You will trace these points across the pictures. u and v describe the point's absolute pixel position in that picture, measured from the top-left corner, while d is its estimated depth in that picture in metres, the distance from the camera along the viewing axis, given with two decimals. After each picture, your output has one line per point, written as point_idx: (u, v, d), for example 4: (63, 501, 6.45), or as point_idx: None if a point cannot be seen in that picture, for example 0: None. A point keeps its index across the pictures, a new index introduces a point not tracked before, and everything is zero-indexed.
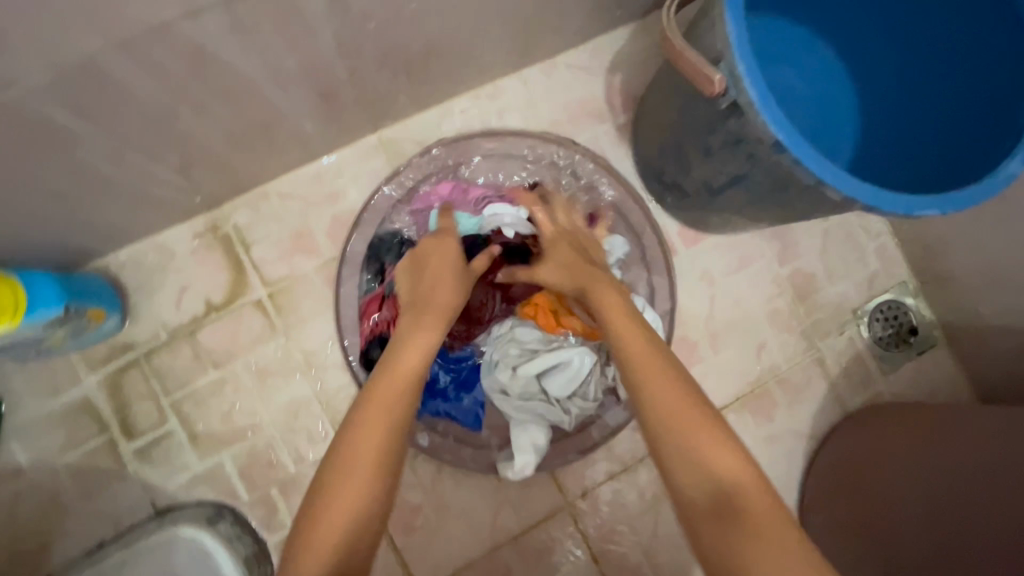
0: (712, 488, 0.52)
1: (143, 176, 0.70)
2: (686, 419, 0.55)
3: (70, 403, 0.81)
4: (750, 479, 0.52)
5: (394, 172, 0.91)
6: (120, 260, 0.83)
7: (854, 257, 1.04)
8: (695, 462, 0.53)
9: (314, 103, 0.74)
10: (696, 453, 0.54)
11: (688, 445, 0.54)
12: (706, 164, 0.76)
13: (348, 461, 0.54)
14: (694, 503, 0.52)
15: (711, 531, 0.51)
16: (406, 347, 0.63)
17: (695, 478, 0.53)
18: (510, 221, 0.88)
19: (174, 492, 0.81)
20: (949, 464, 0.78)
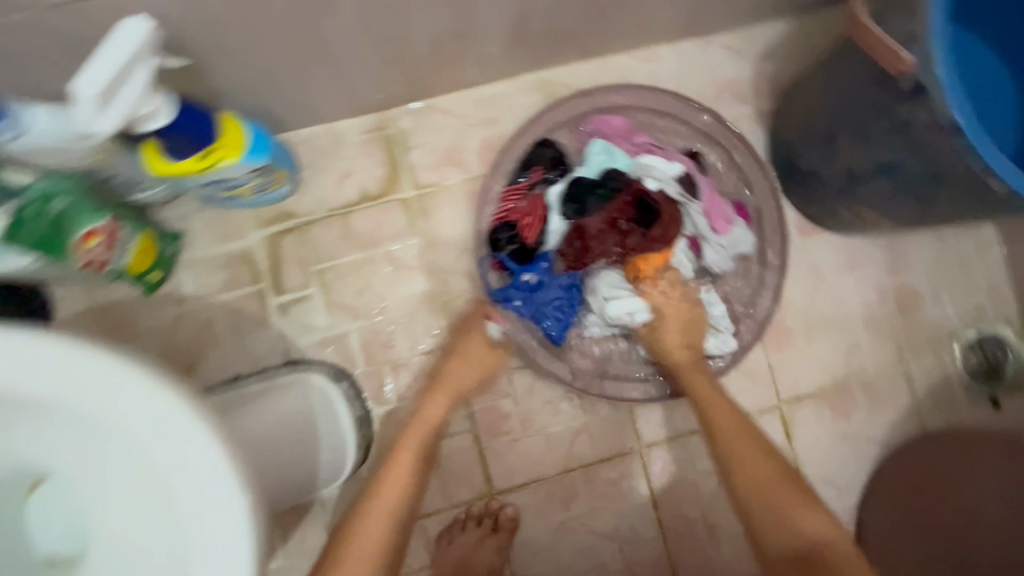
0: (778, 506, 0.73)
1: (354, 62, 0.79)
2: (752, 460, 0.77)
3: (235, 251, 0.92)
4: (805, 499, 0.74)
5: (562, 100, 0.96)
6: (299, 138, 0.94)
7: (963, 283, 1.05)
8: (765, 489, 0.75)
9: (508, 28, 0.81)
10: (765, 483, 0.75)
11: (757, 478, 0.76)
12: (858, 150, 0.80)
13: (386, 478, 0.78)
14: (762, 518, 0.73)
15: (778, 536, 0.71)
16: (432, 402, 0.87)
17: (761, 499, 0.74)
18: (658, 174, 0.90)
19: (305, 349, 0.92)
20: None
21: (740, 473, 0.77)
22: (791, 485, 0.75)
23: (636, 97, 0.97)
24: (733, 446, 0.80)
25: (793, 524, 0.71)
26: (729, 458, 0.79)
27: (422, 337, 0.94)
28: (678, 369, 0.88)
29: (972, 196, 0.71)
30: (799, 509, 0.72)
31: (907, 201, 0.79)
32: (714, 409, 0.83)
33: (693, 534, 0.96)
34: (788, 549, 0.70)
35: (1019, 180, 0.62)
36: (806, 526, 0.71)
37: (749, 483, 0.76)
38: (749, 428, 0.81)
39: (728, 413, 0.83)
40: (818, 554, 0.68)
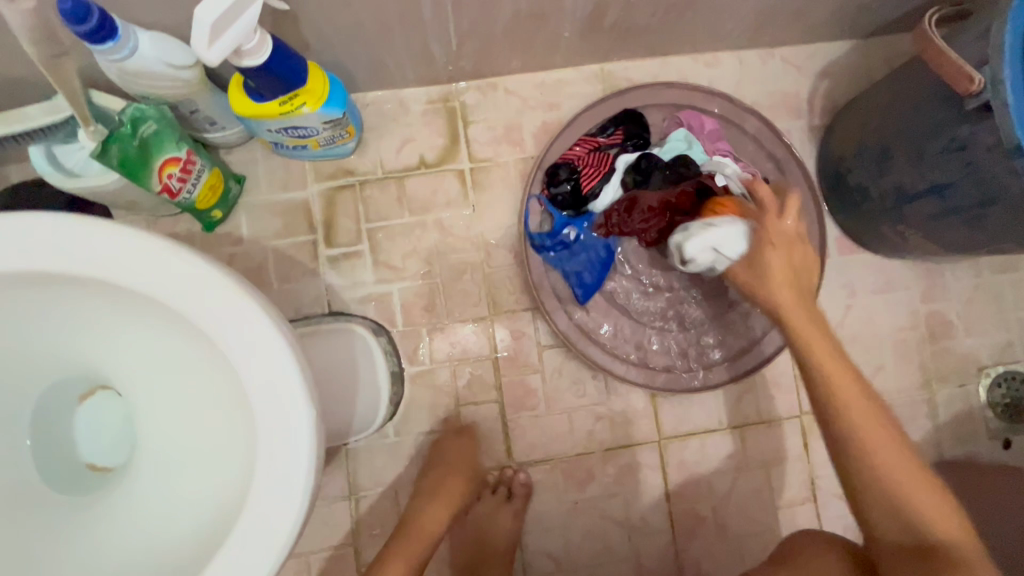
0: (898, 491, 0.60)
1: (437, 31, 0.83)
2: (873, 430, 0.62)
3: (292, 200, 0.95)
4: (923, 474, 0.61)
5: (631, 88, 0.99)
6: (366, 100, 0.97)
7: (996, 319, 1.06)
8: (884, 469, 0.61)
9: (585, 15, 0.84)
10: (885, 459, 0.61)
11: (876, 455, 0.61)
12: (912, 169, 0.82)
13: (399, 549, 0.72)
14: (874, 500, 0.61)
15: (892, 522, 0.61)
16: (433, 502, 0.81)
17: (878, 479, 0.61)
18: (730, 174, 0.89)
19: (347, 302, 0.94)
20: None
21: (856, 445, 0.62)
22: (916, 463, 0.61)
23: (702, 95, 1.00)
24: (852, 412, 0.63)
25: (914, 513, 0.59)
26: (841, 427, 0.63)
27: (461, 305, 0.96)
28: (778, 312, 0.69)
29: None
30: (924, 496, 0.60)
31: (954, 224, 0.81)
32: (828, 369, 0.65)
33: (702, 531, 0.98)
34: (901, 537, 0.60)
35: None
36: (928, 517, 0.59)
37: (866, 460, 0.61)
38: (868, 390, 0.64)
39: (845, 371, 0.65)
40: (939, 551, 0.58)
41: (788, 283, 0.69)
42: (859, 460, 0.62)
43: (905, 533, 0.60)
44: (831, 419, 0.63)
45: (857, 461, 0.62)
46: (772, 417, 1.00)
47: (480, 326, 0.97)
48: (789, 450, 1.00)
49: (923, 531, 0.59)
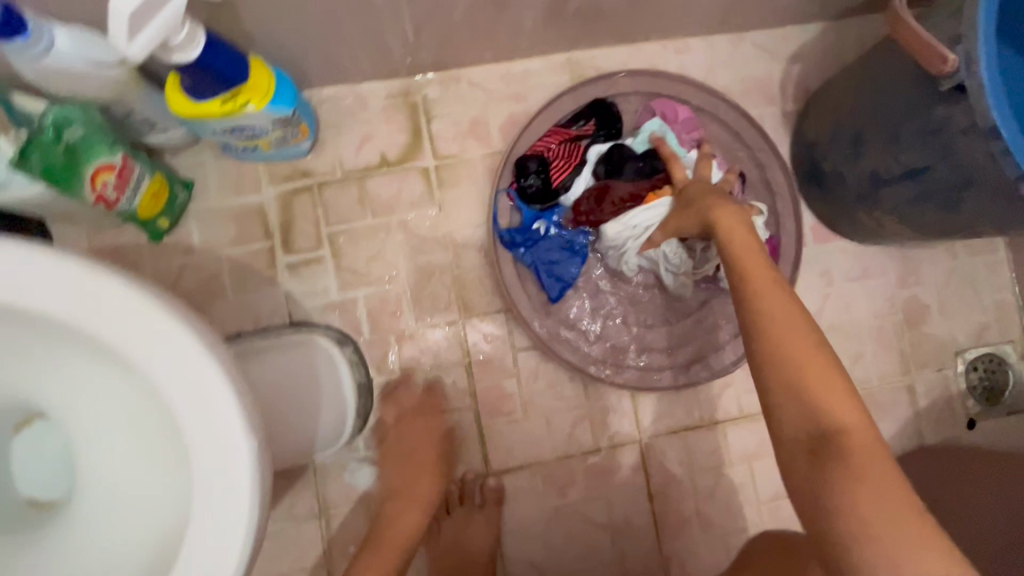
0: (803, 379, 0.56)
1: (391, 20, 0.78)
2: (785, 323, 0.60)
3: (246, 205, 0.90)
4: (835, 374, 0.57)
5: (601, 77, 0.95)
6: (321, 96, 0.92)
7: (972, 301, 1.06)
8: (794, 362, 0.57)
9: (548, 0, 0.80)
10: (792, 348, 0.58)
11: (783, 341, 0.58)
12: (886, 154, 0.80)
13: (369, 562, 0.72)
14: (780, 390, 0.57)
15: (795, 417, 0.56)
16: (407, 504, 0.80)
17: (783, 367, 0.57)
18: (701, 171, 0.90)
19: (310, 311, 0.90)
20: None
21: (766, 332, 0.60)
22: (832, 364, 0.57)
23: (674, 82, 0.97)
24: (767, 303, 0.62)
25: (818, 407, 0.55)
26: (755, 314, 0.61)
27: (431, 309, 0.92)
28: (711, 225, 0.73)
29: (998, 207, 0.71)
30: (829, 392, 0.56)
31: (931, 209, 0.79)
32: (749, 268, 0.65)
33: (687, 531, 0.96)
34: (803, 433, 0.55)
35: None
36: (832, 411, 0.55)
37: (773, 346, 0.59)
38: (791, 293, 0.63)
39: (766, 273, 0.64)
40: (834, 445, 0.53)
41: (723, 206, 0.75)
42: (767, 350, 0.59)
43: (805, 426, 0.55)
44: (747, 309, 0.62)
45: (766, 351, 0.59)
46: (753, 410, 0.98)
47: (451, 330, 0.93)
48: (771, 443, 0.98)
49: (821, 422, 0.54)
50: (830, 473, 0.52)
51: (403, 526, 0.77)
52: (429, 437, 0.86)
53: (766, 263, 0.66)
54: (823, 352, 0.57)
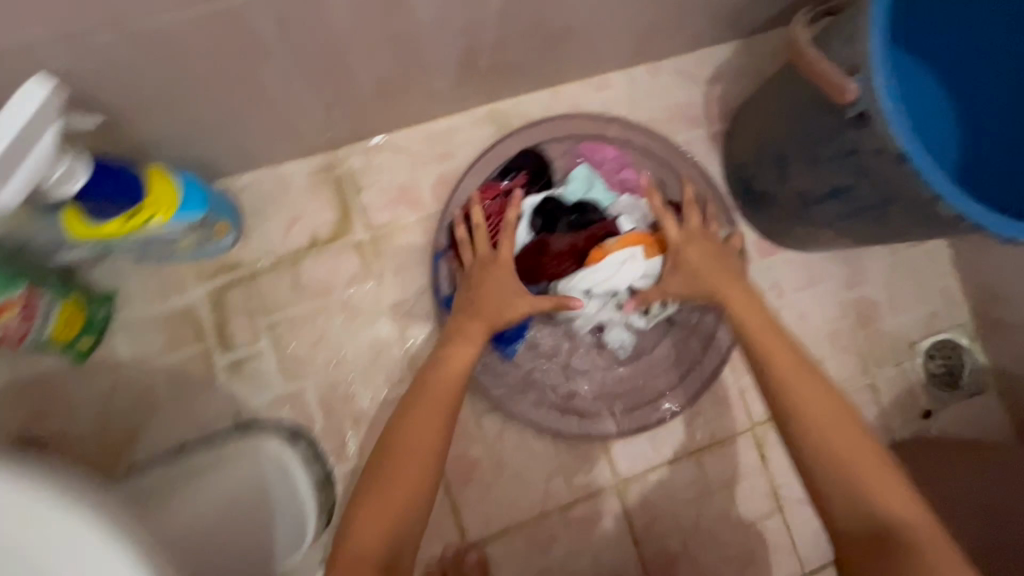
0: (850, 467, 0.60)
1: (297, 106, 0.75)
2: (825, 413, 0.64)
3: (174, 309, 0.85)
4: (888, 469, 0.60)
5: (526, 126, 0.94)
6: (239, 185, 0.89)
7: (918, 292, 1.08)
8: (843, 455, 0.61)
9: (456, 64, 0.79)
10: (834, 438, 0.62)
11: (828, 433, 0.62)
12: (809, 174, 0.81)
13: (392, 462, 0.67)
14: (825, 477, 0.61)
15: (844, 506, 0.59)
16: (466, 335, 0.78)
17: (830, 459, 0.61)
18: (636, 218, 0.87)
19: (256, 410, 0.85)
20: None
21: (805, 423, 0.64)
22: (876, 450, 0.62)
23: (599, 122, 0.97)
24: (803, 394, 0.66)
25: (866, 497, 0.59)
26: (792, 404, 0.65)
27: (384, 386, 0.89)
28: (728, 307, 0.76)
29: (918, 220, 0.72)
30: (877, 480, 0.59)
31: (861, 222, 0.80)
32: (774, 353, 0.70)
33: (677, 569, 0.94)
34: (855, 525, 0.58)
35: (967, 205, 0.62)
36: (883, 502, 0.58)
37: (818, 438, 0.63)
38: (822, 380, 0.67)
39: (793, 359, 0.69)
40: (894, 539, 0.56)
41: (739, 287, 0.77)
42: (815, 443, 0.62)
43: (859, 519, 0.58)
44: (781, 397, 0.66)
45: (812, 445, 0.62)
46: (724, 436, 0.97)
47: None
48: (748, 466, 0.97)
49: (875, 511, 0.58)
50: (895, 565, 0.55)
51: (434, 406, 0.71)
52: (510, 273, 0.81)
53: (790, 349, 0.70)
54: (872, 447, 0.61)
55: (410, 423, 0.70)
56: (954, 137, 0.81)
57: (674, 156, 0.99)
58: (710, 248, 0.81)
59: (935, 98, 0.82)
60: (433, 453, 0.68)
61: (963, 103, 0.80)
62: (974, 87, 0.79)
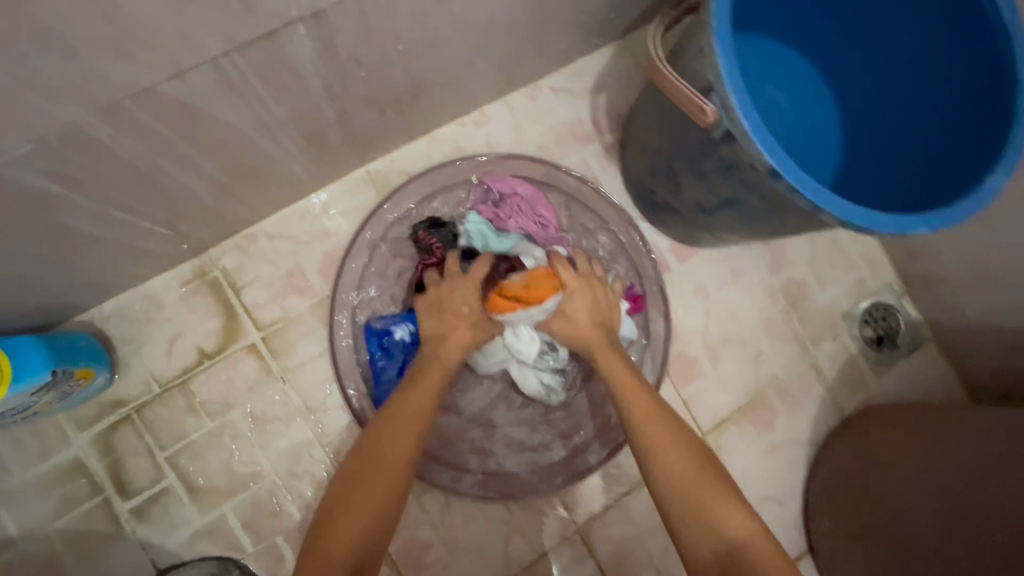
0: (688, 492, 0.61)
1: (130, 232, 0.67)
2: (669, 449, 0.64)
3: (60, 465, 0.78)
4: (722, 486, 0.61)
5: (412, 185, 0.89)
6: (105, 313, 0.81)
7: (841, 262, 1.06)
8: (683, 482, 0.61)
9: (303, 146, 0.72)
10: (683, 471, 0.62)
11: (674, 467, 0.63)
12: (700, 187, 0.76)
13: (355, 481, 0.62)
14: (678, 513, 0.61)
15: (698, 538, 0.59)
16: (436, 354, 0.74)
17: (680, 496, 0.61)
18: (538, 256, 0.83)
19: (176, 551, 0.79)
20: (950, 482, 0.80)
21: (657, 463, 0.63)
22: (710, 469, 0.63)
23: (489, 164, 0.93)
24: (652, 432, 0.66)
25: (716, 525, 0.59)
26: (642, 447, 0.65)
27: (311, 492, 0.83)
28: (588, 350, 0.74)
29: (810, 224, 0.68)
30: (722, 506, 0.60)
31: (759, 226, 0.76)
32: (628, 396, 0.70)
33: None
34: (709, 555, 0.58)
35: (845, 211, 0.59)
36: (730, 527, 0.58)
37: (666, 474, 0.63)
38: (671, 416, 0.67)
39: (647, 400, 0.69)
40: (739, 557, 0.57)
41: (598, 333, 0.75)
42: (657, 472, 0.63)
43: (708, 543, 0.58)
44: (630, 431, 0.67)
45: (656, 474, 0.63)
46: None
47: None
48: None
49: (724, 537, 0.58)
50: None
51: (400, 427, 0.66)
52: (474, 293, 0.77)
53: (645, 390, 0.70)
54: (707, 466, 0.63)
55: (373, 446, 0.65)
56: (837, 135, 0.82)
57: (570, 183, 0.95)
58: (599, 300, 0.78)
59: (814, 101, 0.83)
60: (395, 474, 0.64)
61: (841, 103, 0.81)
62: (848, 87, 0.80)
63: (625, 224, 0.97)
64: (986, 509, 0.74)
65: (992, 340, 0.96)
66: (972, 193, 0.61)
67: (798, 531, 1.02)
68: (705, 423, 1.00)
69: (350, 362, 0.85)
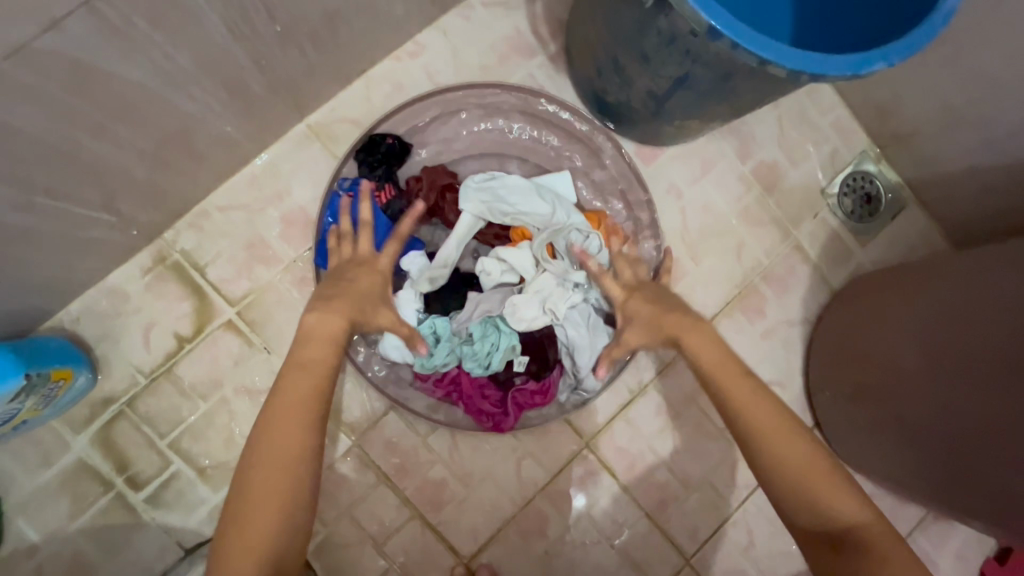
0: (813, 482, 0.59)
1: (66, 218, 0.66)
2: (783, 435, 0.61)
3: (64, 468, 0.79)
4: (840, 476, 0.60)
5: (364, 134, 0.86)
6: (73, 315, 0.80)
7: (812, 135, 1.03)
8: (789, 464, 0.60)
9: (227, 101, 0.69)
10: (793, 459, 0.60)
11: (787, 453, 0.60)
12: (647, 73, 0.73)
13: (259, 455, 0.56)
14: (790, 497, 0.60)
15: (808, 516, 0.59)
16: (312, 347, 0.63)
17: (782, 467, 0.60)
18: (494, 281, 0.84)
19: (198, 529, 0.80)
20: (931, 325, 0.80)
21: (766, 444, 0.61)
22: (825, 459, 0.61)
23: (437, 100, 0.88)
24: (754, 409, 0.62)
25: (827, 504, 0.58)
26: (746, 422, 0.62)
27: None
28: (675, 339, 0.70)
29: (765, 87, 0.65)
30: (838, 488, 0.59)
31: (714, 104, 0.73)
32: (725, 376, 0.65)
33: (673, 496, 0.93)
34: (810, 529, 0.59)
35: (795, 59, 0.57)
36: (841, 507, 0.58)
37: (776, 456, 0.60)
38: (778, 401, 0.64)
39: (745, 381, 0.64)
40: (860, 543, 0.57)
41: (679, 315, 0.71)
42: (755, 444, 0.62)
43: (824, 524, 0.58)
44: (736, 412, 0.63)
45: (752, 445, 0.62)
46: (670, 356, 0.95)
47: (353, 457, 0.87)
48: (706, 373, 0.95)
49: (841, 522, 0.58)
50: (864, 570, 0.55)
51: (286, 418, 0.58)
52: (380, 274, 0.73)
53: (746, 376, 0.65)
54: (827, 463, 0.60)
55: (261, 436, 0.57)
56: None
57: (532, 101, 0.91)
58: (652, 295, 0.76)
59: None
60: (293, 476, 0.56)
61: None
62: None
63: (604, 141, 0.92)
64: (973, 340, 0.74)
65: (970, 185, 0.95)
66: (931, 16, 0.58)
67: (803, 409, 1.03)
68: None
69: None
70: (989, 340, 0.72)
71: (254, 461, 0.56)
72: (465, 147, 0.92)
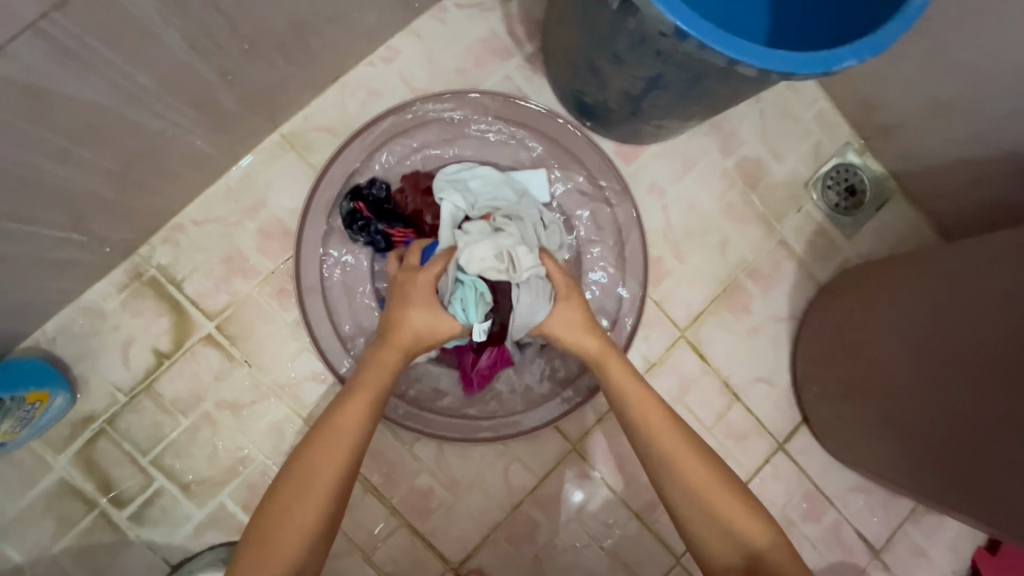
0: (716, 505, 0.62)
1: (34, 241, 0.65)
2: (689, 460, 0.64)
3: (46, 490, 0.78)
4: (744, 499, 0.63)
5: (341, 144, 0.85)
6: (49, 335, 0.79)
7: (795, 129, 1.02)
8: (699, 487, 0.63)
9: (196, 116, 0.69)
10: (699, 481, 0.63)
11: (690, 477, 0.63)
12: (621, 73, 0.72)
13: (302, 467, 0.58)
14: (697, 521, 0.62)
15: (719, 543, 0.61)
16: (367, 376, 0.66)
17: (692, 493, 0.63)
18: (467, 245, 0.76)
19: (184, 545, 0.80)
20: (912, 326, 0.81)
21: (675, 471, 0.64)
22: (726, 482, 0.64)
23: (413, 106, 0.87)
24: (664, 439, 0.65)
25: (732, 526, 0.61)
26: (658, 451, 0.65)
27: None
28: (597, 362, 0.72)
29: (739, 87, 0.64)
30: (740, 510, 0.62)
31: (690, 104, 0.72)
32: (642, 404, 0.68)
33: None
34: (724, 559, 0.61)
35: (765, 58, 0.56)
36: (749, 532, 0.61)
37: (686, 481, 0.63)
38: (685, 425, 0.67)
39: (659, 410, 0.68)
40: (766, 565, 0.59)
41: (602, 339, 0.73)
42: (665, 471, 0.64)
43: (732, 546, 0.61)
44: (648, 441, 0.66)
45: (664, 472, 0.64)
46: None
47: None
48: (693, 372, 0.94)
49: (747, 544, 0.60)
50: None
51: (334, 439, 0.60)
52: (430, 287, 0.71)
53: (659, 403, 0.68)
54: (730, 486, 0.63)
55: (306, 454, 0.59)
56: None
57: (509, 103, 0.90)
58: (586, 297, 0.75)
59: None
60: (334, 496, 0.58)
61: None
62: None
63: (581, 140, 0.93)
64: (961, 337, 0.74)
65: (954, 176, 0.94)
66: (904, 11, 0.57)
67: (792, 405, 1.03)
68: (682, 320, 0.99)
69: (321, 317, 0.83)
70: (976, 339, 0.72)
71: (297, 473, 0.58)
72: (445, 153, 0.90)
